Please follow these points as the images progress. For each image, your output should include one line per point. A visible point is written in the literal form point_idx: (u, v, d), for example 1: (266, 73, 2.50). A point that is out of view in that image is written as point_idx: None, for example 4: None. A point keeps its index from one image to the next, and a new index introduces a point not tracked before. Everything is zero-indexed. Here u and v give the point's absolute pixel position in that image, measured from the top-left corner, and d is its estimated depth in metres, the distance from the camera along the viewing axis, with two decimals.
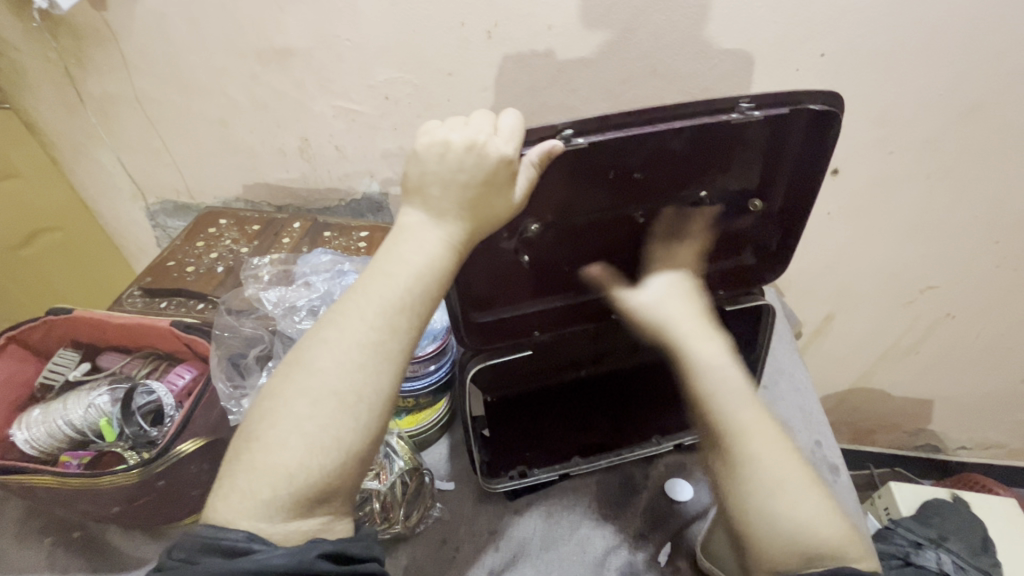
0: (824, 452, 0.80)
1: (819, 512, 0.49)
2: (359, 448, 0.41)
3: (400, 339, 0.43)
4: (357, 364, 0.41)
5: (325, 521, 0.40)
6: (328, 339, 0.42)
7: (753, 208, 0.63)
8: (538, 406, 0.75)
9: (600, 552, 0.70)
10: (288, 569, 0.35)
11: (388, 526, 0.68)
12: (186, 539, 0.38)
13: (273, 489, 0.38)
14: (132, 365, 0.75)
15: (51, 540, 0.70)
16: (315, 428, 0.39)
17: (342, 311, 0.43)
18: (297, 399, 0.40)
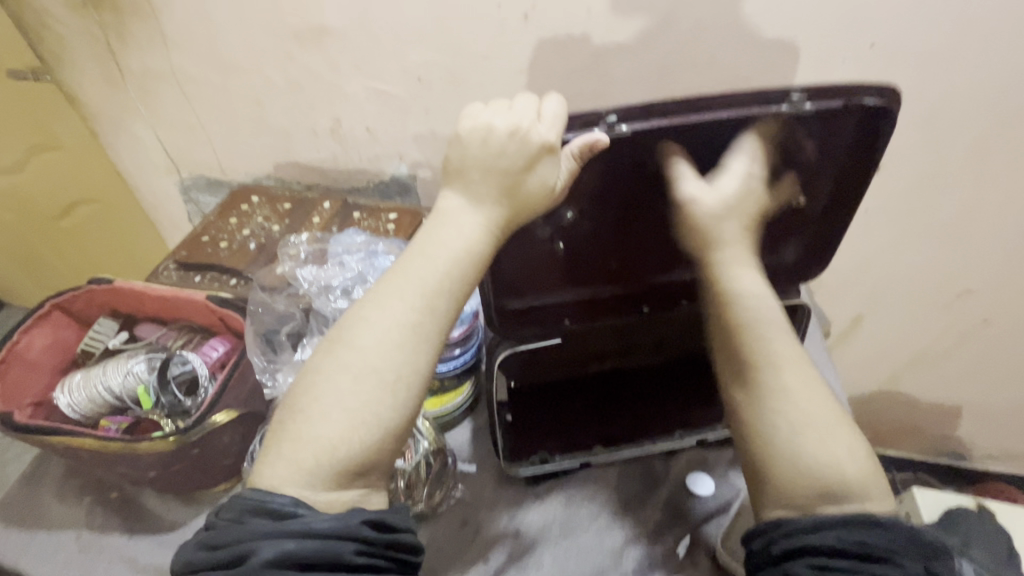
0: None
1: (849, 454, 0.50)
2: (397, 424, 0.41)
3: (438, 320, 0.44)
4: (397, 344, 0.42)
5: (362, 495, 0.40)
6: (369, 318, 0.43)
7: (795, 205, 0.61)
8: (563, 395, 0.76)
9: (619, 541, 0.70)
10: (334, 534, 0.36)
11: (412, 504, 0.70)
12: (232, 501, 0.39)
13: (316, 462, 0.39)
14: (169, 336, 0.78)
15: (89, 499, 0.73)
16: (358, 404, 0.40)
17: (383, 291, 0.44)
18: (339, 375, 0.41)
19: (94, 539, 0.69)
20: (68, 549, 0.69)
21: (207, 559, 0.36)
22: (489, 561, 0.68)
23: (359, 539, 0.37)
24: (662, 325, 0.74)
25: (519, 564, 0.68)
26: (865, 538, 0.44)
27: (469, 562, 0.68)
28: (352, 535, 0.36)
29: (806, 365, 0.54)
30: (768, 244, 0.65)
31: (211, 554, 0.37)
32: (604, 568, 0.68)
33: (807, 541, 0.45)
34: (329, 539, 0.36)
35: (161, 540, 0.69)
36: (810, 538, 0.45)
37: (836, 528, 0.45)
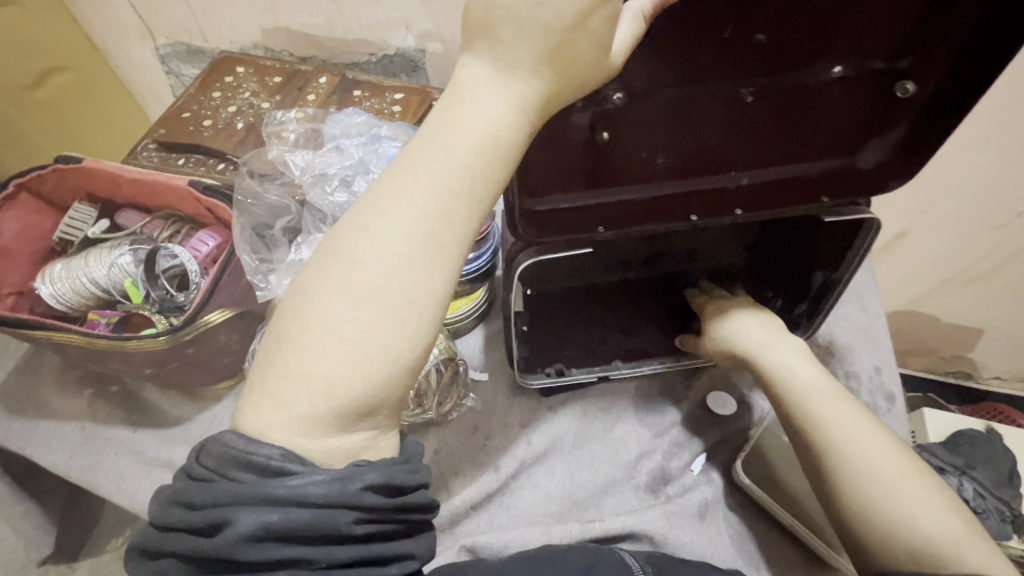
0: (882, 379, 0.76)
1: (921, 505, 0.47)
2: (408, 356, 0.34)
3: (458, 231, 0.35)
4: (406, 259, 0.34)
5: (369, 436, 0.35)
6: (371, 225, 0.34)
7: (899, 94, 0.49)
8: (580, 304, 0.69)
9: (633, 456, 0.68)
10: (329, 504, 0.31)
11: (421, 412, 0.68)
12: (214, 443, 0.33)
13: (312, 402, 0.32)
14: (154, 226, 0.70)
15: (91, 391, 0.71)
16: (359, 334, 0.33)
17: (389, 191, 0.35)
18: (337, 297, 0.33)
19: (99, 430, 0.68)
20: (75, 440, 0.68)
21: (184, 518, 0.31)
22: (500, 469, 0.66)
23: (360, 507, 0.32)
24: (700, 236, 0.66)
25: (530, 473, 0.67)
26: None
27: (480, 469, 0.66)
28: (351, 503, 0.31)
29: (861, 420, 0.53)
30: (846, 143, 0.54)
31: (185, 511, 0.31)
32: (616, 482, 0.67)
33: None
34: (322, 507, 0.31)
35: (167, 435, 0.68)
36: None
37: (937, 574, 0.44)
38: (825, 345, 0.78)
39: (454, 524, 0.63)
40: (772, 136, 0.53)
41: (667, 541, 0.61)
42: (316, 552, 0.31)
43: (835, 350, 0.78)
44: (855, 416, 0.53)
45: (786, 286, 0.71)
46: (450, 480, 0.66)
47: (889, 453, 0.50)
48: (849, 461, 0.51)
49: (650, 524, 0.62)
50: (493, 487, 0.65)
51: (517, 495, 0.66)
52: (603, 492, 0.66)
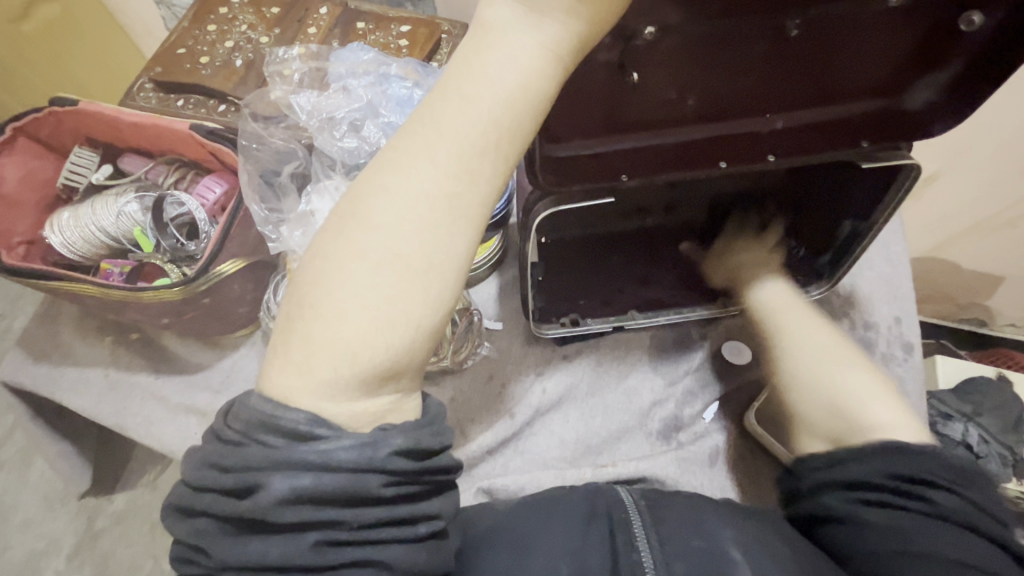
0: (901, 329, 0.75)
1: (869, 398, 0.54)
2: (432, 323, 0.33)
3: (481, 192, 0.33)
4: (427, 221, 0.32)
5: (393, 401, 0.34)
6: (389, 184, 0.32)
7: (961, 27, 0.44)
8: (598, 251, 0.67)
9: (647, 404, 0.69)
10: (359, 468, 0.31)
11: (438, 360, 0.67)
12: (240, 408, 0.33)
13: (334, 367, 0.32)
14: (158, 172, 0.68)
15: (111, 339, 0.71)
16: (380, 300, 0.32)
17: (408, 146, 0.33)
18: (355, 261, 0.32)
19: (123, 377, 0.70)
20: (100, 386, 0.69)
21: (217, 481, 0.32)
22: (515, 417, 0.67)
23: (388, 471, 0.32)
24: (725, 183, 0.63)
25: (545, 419, 0.68)
26: (893, 467, 0.46)
27: (496, 415, 0.68)
28: (380, 467, 0.32)
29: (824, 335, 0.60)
30: (893, 81, 0.50)
31: (216, 474, 0.32)
32: (629, 428, 0.68)
33: (830, 474, 0.49)
34: (351, 471, 0.31)
35: (190, 381, 0.70)
36: (832, 469, 0.50)
37: (862, 457, 0.48)
38: (846, 296, 0.76)
39: (472, 468, 0.66)
40: (814, 75, 0.49)
41: (676, 484, 0.63)
42: (348, 514, 0.32)
43: (856, 299, 0.76)
44: (820, 330, 0.61)
45: (810, 233, 0.69)
46: (467, 425, 0.67)
47: (842, 361, 0.58)
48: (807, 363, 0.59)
49: (662, 468, 0.64)
50: (509, 434, 0.66)
51: (532, 441, 0.67)
52: (617, 437, 0.67)
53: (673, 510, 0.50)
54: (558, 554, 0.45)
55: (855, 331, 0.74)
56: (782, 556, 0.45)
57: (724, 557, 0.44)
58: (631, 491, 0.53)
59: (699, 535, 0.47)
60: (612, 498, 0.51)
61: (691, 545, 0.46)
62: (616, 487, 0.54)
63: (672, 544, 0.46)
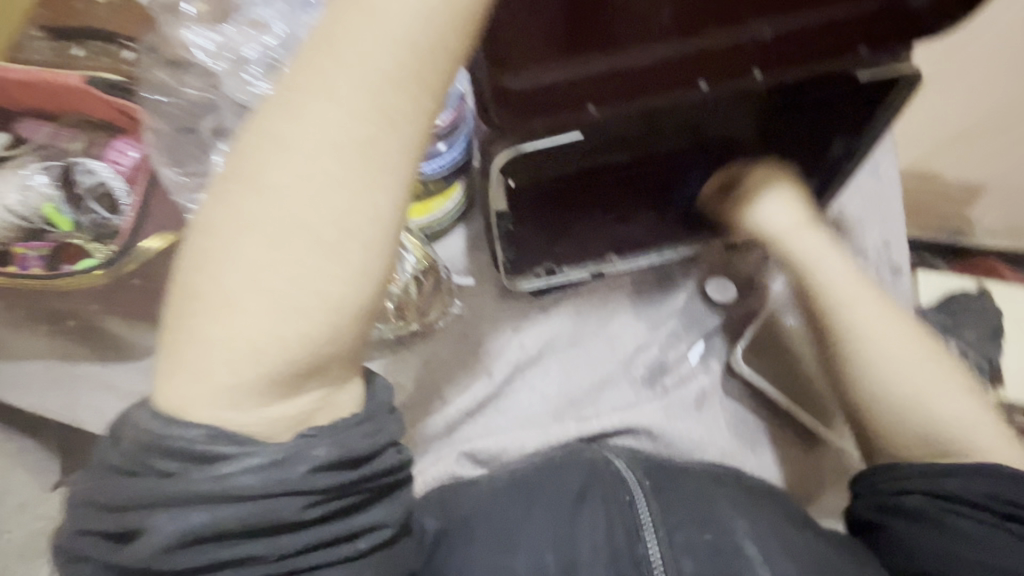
0: (890, 252, 0.72)
1: (958, 407, 0.56)
2: (355, 303, 0.29)
3: (398, 135, 0.29)
4: (332, 178, 0.28)
5: (321, 397, 0.31)
6: (284, 137, 0.28)
7: None
8: (576, 191, 0.61)
9: (629, 350, 0.66)
10: (271, 493, 0.29)
11: (405, 326, 0.63)
12: (134, 433, 0.30)
13: (235, 371, 0.28)
14: (62, 136, 0.59)
15: (46, 328, 0.65)
16: (283, 280, 0.28)
17: (301, 82, 0.28)
18: (249, 235, 0.28)
19: (66, 368, 0.64)
20: (41, 378, 0.64)
21: (116, 522, 0.29)
22: (494, 375, 0.64)
23: (307, 492, 0.30)
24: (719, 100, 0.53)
25: (526, 374, 0.65)
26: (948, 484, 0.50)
27: (474, 375, 0.64)
28: (300, 489, 0.29)
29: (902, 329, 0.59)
30: None
31: (115, 515, 0.30)
32: (613, 376, 0.66)
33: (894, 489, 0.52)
34: (262, 497, 0.29)
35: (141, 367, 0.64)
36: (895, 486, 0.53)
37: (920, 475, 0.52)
38: (834, 221, 0.72)
39: (452, 431, 0.63)
40: None
41: (664, 431, 0.63)
42: (266, 546, 0.30)
43: (845, 224, 0.72)
44: (901, 333, 0.59)
45: (799, 154, 0.64)
46: (445, 389, 0.64)
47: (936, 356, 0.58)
48: (876, 364, 0.58)
49: (647, 418, 0.63)
50: (487, 393, 0.64)
51: (513, 398, 0.64)
52: (599, 388, 0.65)
53: (679, 497, 0.52)
54: (545, 545, 0.50)
55: (844, 258, 0.71)
56: (793, 545, 0.48)
57: (737, 549, 0.47)
58: (633, 469, 0.55)
59: (707, 527, 0.50)
60: (606, 484, 0.53)
61: (699, 538, 0.49)
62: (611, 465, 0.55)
63: (681, 537, 0.49)
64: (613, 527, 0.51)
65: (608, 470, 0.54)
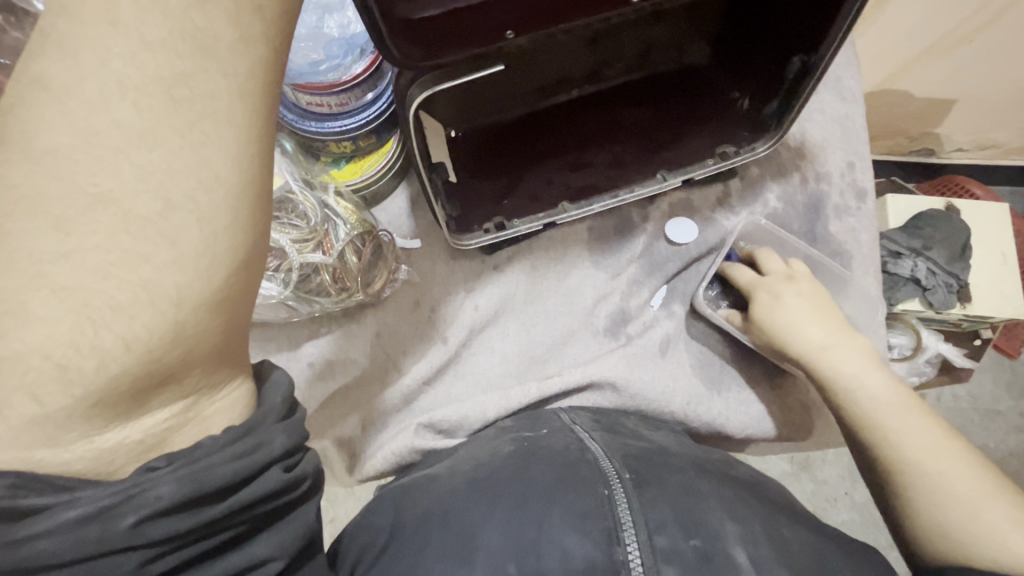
0: (854, 175, 0.68)
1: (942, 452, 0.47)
2: (200, 293, 0.24)
3: (221, 74, 0.24)
4: (138, 134, 0.22)
5: (184, 409, 0.27)
6: (66, 86, 0.22)
7: None
8: (523, 137, 0.62)
9: (589, 302, 0.63)
10: (90, 555, 0.23)
11: (348, 298, 0.58)
12: None
13: (40, 400, 0.23)
14: None
15: None
16: (87, 276, 0.22)
17: (75, 7, 0.22)
18: (30, 215, 0.22)
19: None
20: None
21: None
22: (448, 341, 0.61)
23: (146, 545, 0.25)
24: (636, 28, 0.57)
25: (482, 337, 0.62)
26: None
27: (427, 342, 0.61)
28: (130, 545, 0.24)
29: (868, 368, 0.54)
30: None
31: None
32: (574, 330, 0.63)
33: None
34: (85, 562, 0.24)
35: None
36: None
37: None
38: (796, 147, 0.68)
39: (411, 402, 0.60)
40: None
41: (629, 383, 0.59)
42: None
43: (807, 149, 0.69)
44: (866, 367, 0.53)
45: (756, 75, 0.60)
46: (399, 360, 0.60)
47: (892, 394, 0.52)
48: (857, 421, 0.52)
49: (611, 370, 0.60)
50: (444, 359, 0.60)
51: (471, 362, 0.62)
52: (562, 343, 0.62)
53: (662, 491, 0.41)
54: (509, 554, 0.37)
55: (807, 186, 0.68)
56: (789, 553, 0.38)
57: (729, 559, 0.36)
58: (612, 460, 0.45)
59: (693, 531, 0.37)
60: (584, 474, 0.43)
61: (685, 546, 0.36)
62: (586, 445, 0.48)
63: (661, 541, 0.37)
64: (586, 530, 0.38)
65: (583, 457, 0.45)
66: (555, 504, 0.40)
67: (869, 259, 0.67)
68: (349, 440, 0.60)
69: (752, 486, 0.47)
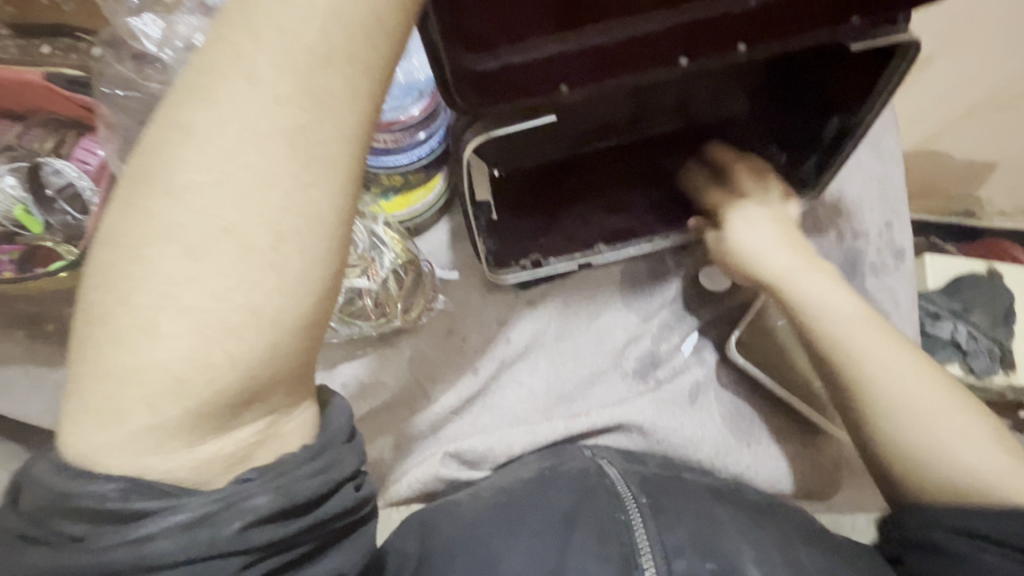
0: (892, 234, 0.69)
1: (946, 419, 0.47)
2: (295, 315, 0.26)
3: (332, 124, 0.27)
4: (263, 170, 0.25)
5: (265, 427, 0.28)
6: (201, 131, 0.25)
7: None
8: (561, 179, 0.63)
9: (620, 343, 0.64)
10: (198, 558, 0.25)
11: (387, 322, 0.60)
12: (27, 483, 0.26)
13: (155, 410, 0.25)
14: (32, 136, 0.59)
15: (24, 333, 0.60)
16: (207, 298, 0.25)
17: (218, 65, 0.26)
18: (166, 243, 0.25)
19: (47, 373, 0.60)
20: (20, 384, 0.59)
21: None
22: (479, 372, 0.62)
23: (244, 552, 0.26)
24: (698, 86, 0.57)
25: (513, 370, 0.63)
26: None
27: (459, 371, 0.62)
28: (233, 550, 0.26)
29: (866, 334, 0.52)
30: None
31: None
32: (604, 371, 0.63)
33: None
34: (188, 565, 0.25)
35: None
36: None
37: None
38: (833, 203, 0.69)
39: (438, 429, 0.61)
40: None
41: (657, 427, 0.60)
42: None
43: (843, 206, 0.69)
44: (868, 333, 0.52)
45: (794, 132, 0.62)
46: (430, 386, 0.62)
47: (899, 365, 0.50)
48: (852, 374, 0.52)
49: (640, 413, 0.60)
50: (474, 389, 0.62)
51: (501, 394, 0.62)
52: (591, 382, 0.63)
53: (679, 514, 0.44)
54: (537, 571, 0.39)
55: (843, 243, 0.68)
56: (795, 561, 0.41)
57: None
58: (628, 485, 0.47)
59: (710, 555, 0.40)
60: (599, 497, 0.45)
61: (701, 567, 0.40)
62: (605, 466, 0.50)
63: (681, 564, 0.40)
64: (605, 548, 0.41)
65: (601, 481, 0.47)
66: (578, 528, 0.42)
67: (908, 318, 0.66)
68: (378, 461, 0.60)
69: (769, 510, 0.48)
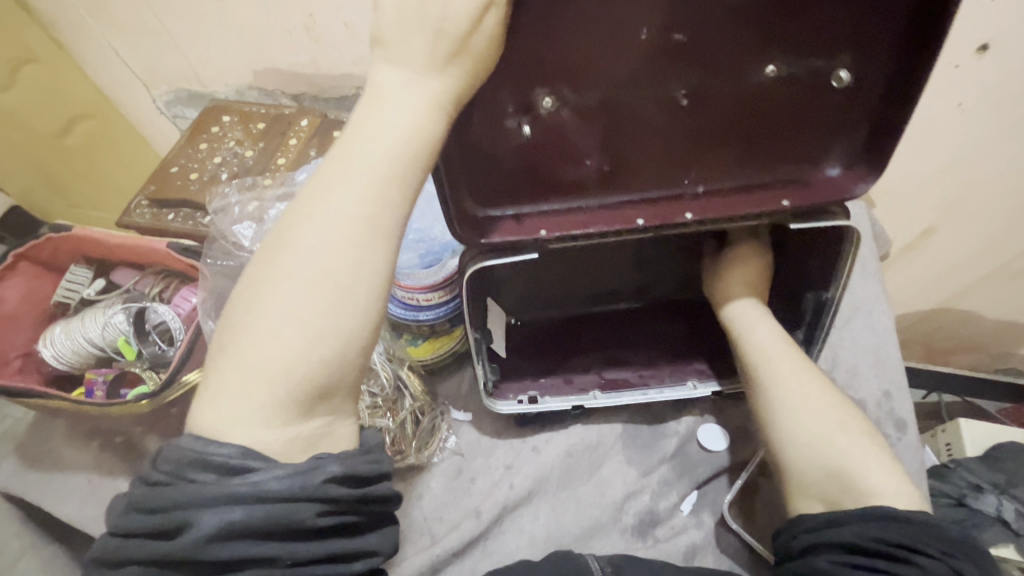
0: (891, 405, 0.70)
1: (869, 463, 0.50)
2: (355, 341, 0.39)
3: (391, 215, 0.40)
4: (349, 242, 0.38)
5: (323, 426, 0.40)
6: (306, 219, 0.39)
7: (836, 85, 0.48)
8: (572, 333, 0.74)
9: (619, 497, 0.66)
10: (295, 497, 0.35)
11: (402, 459, 0.67)
12: (171, 449, 0.37)
13: (257, 394, 0.37)
14: (145, 284, 0.74)
15: (97, 443, 0.70)
16: (302, 324, 0.38)
17: (317, 187, 0.40)
18: (281, 285, 0.38)
19: (105, 482, 0.68)
20: (81, 491, 0.68)
21: (142, 523, 0.35)
22: (483, 515, 0.65)
23: (323, 498, 0.36)
24: (679, 257, 0.69)
25: (514, 515, 0.66)
26: None
27: (463, 514, 0.66)
28: (315, 495, 0.36)
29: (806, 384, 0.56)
30: (799, 147, 0.52)
31: (153, 515, 0.35)
32: (602, 524, 0.65)
33: None
34: (283, 500, 0.35)
35: None
36: None
37: None
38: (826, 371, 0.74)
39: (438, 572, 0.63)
40: (715, 143, 0.52)
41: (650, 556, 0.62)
42: (279, 545, 0.35)
43: (837, 375, 0.73)
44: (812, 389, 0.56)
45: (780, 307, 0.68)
46: (435, 525, 0.65)
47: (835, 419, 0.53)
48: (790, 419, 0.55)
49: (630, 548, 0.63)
50: (474, 533, 0.64)
51: (500, 541, 0.65)
52: (589, 534, 0.64)
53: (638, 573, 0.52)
54: None
55: None
56: None
57: None
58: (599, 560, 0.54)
59: None
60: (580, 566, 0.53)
61: None
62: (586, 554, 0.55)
63: None
64: None
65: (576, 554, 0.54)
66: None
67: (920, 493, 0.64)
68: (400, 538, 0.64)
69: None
